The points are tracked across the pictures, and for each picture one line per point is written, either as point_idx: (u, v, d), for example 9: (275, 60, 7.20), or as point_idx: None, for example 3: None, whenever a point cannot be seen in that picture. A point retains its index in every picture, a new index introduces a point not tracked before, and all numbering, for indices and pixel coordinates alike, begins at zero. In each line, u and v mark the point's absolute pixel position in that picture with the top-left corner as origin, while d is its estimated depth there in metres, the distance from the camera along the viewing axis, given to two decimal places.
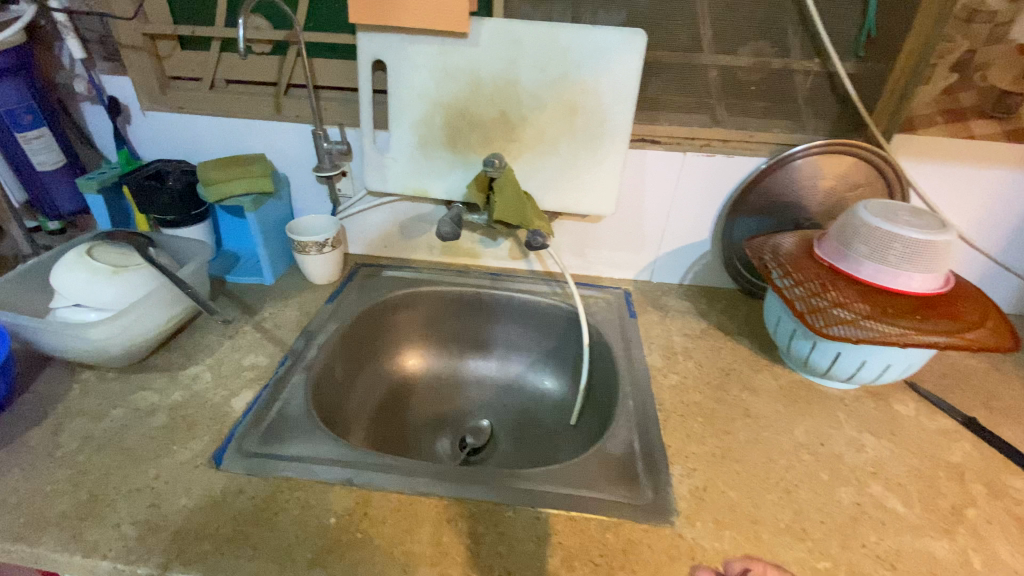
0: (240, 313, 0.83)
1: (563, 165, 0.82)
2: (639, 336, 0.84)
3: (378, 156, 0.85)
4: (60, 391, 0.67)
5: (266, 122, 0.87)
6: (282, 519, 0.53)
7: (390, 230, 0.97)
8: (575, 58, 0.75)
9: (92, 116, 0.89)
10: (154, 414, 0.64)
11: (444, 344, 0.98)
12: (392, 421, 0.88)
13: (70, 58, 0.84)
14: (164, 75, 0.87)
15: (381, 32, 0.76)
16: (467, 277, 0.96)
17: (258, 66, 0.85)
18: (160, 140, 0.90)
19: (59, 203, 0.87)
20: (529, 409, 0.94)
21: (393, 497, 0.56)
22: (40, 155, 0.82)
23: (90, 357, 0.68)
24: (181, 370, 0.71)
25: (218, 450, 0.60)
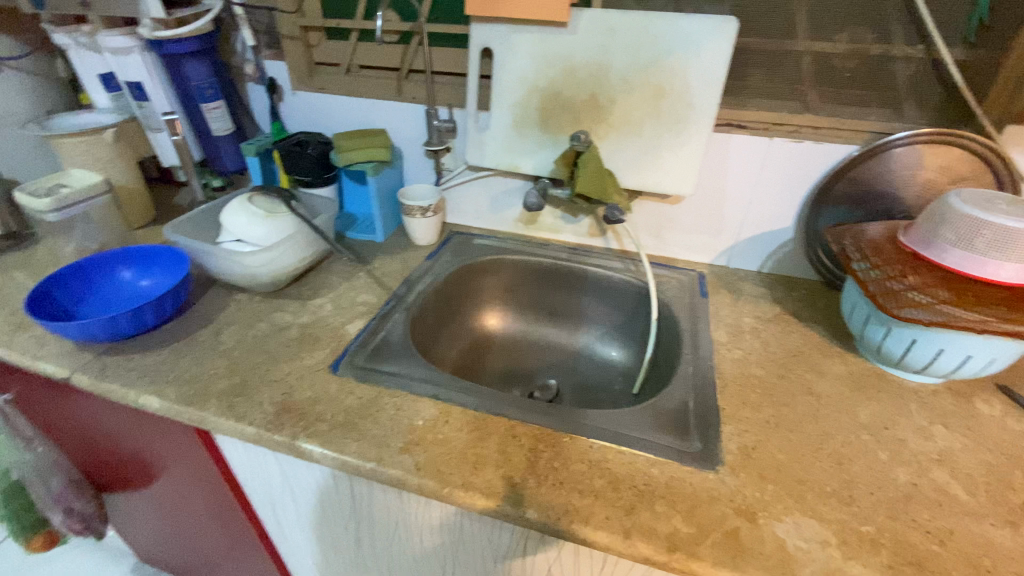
0: (355, 262, 0.98)
1: (646, 145, 0.88)
2: (708, 313, 0.87)
3: (479, 134, 0.96)
4: (221, 306, 0.85)
5: (387, 101, 1.01)
6: (379, 416, 0.65)
7: (481, 202, 1.08)
8: (665, 45, 0.80)
9: (255, 93, 1.09)
10: (288, 329, 0.81)
11: (522, 308, 1.07)
12: (470, 369, 0.99)
13: (243, 45, 1.04)
14: (311, 61, 1.04)
15: (491, 23, 0.87)
16: (546, 250, 1.04)
17: (386, 53, 0.99)
18: (304, 116, 1.09)
19: (227, 162, 1.08)
20: (595, 376, 1.00)
21: (469, 413, 0.66)
22: (218, 123, 1.02)
23: (245, 280, 0.86)
24: (309, 300, 0.87)
25: (335, 360, 0.74)
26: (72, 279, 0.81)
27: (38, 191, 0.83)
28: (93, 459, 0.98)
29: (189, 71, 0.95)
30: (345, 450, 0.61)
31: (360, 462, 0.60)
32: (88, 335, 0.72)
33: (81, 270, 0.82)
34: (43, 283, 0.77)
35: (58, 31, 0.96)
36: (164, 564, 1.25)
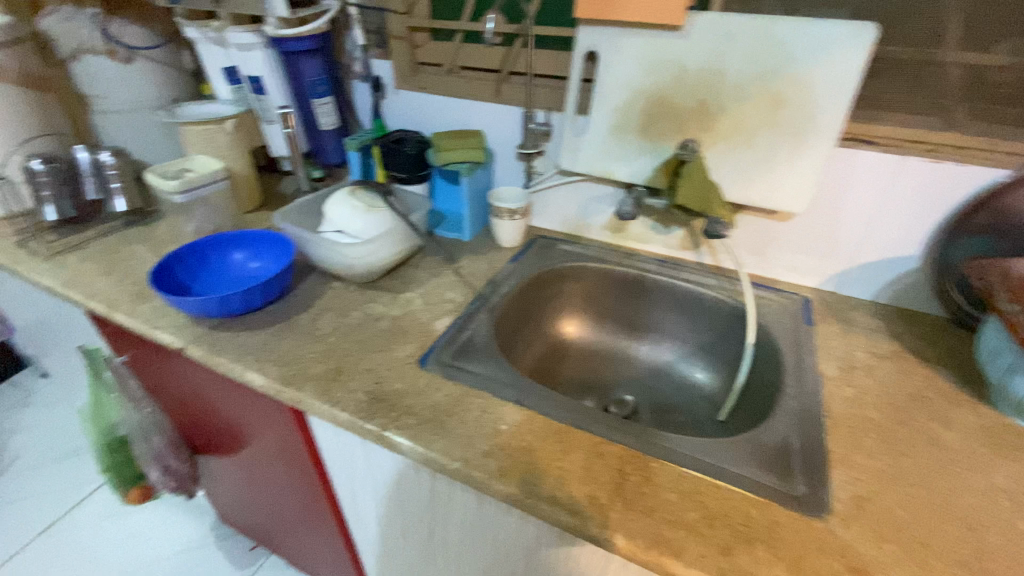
0: (443, 259, 1.00)
1: (758, 157, 0.82)
2: (813, 342, 0.80)
3: (575, 139, 0.95)
4: (319, 292, 0.90)
5: (485, 103, 1.02)
6: (465, 416, 0.65)
7: (570, 207, 1.06)
8: (789, 51, 0.75)
9: (361, 91, 1.13)
10: (380, 320, 0.83)
11: (601, 318, 1.04)
12: (546, 375, 0.97)
13: (351, 45, 1.06)
14: (415, 61, 1.07)
15: (600, 26, 0.85)
16: (633, 260, 1.00)
17: (488, 54, 1.00)
18: (404, 114, 1.12)
19: (329, 155, 1.13)
20: (676, 396, 0.95)
21: (554, 423, 0.65)
22: (325, 118, 1.07)
23: (341, 269, 0.90)
24: (399, 293, 0.90)
25: (422, 355, 0.76)
26: (193, 258, 0.88)
27: (167, 173, 0.89)
28: (190, 422, 1.06)
29: (303, 67, 1.01)
30: (432, 446, 0.62)
31: (446, 461, 0.60)
32: (204, 310, 0.78)
33: (199, 250, 0.89)
34: (169, 261, 0.84)
35: (192, 28, 1.04)
36: (242, 526, 1.33)
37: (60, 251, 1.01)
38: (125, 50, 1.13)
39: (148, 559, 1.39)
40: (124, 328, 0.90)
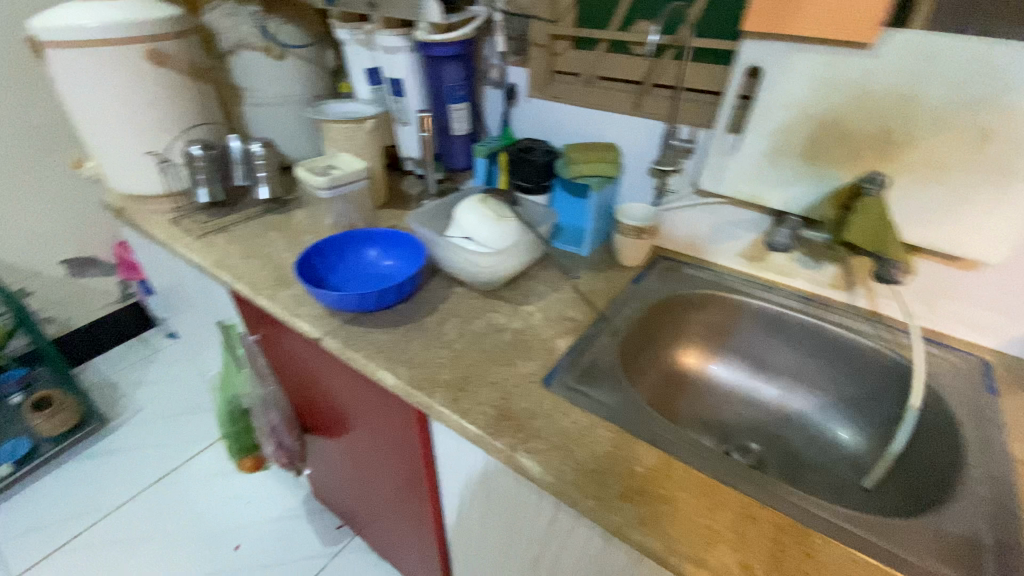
0: (563, 273, 0.97)
1: (949, 196, 0.72)
2: (1000, 417, 0.69)
3: (722, 158, 0.88)
4: (442, 296, 0.90)
5: (621, 116, 0.97)
6: (597, 450, 0.62)
7: (701, 230, 0.99)
8: (1013, 77, 0.64)
9: (492, 97, 1.14)
10: (503, 332, 0.82)
11: (726, 353, 0.97)
12: (665, 406, 0.90)
13: (491, 51, 1.08)
14: (551, 69, 1.05)
15: (770, 40, 0.77)
16: (773, 295, 0.92)
17: (632, 65, 0.95)
18: (532, 122, 1.10)
19: (456, 160, 1.15)
20: (810, 450, 0.87)
21: (695, 473, 0.60)
22: (459, 123, 1.09)
23: (467, 276, 0.90)
24: (521, 306, 0.88)
25: (547, 374, 0.73)
26: (332, 252, 0.92)
27: (315, 169, 0.93)
28: (306, 403, 1.11)
29: (445, 72, 1.02)
30: (565, 479, 0.59)
31: (579, 498, 0.57)
32: (342, 305, 0.81)
33: (338, 245, 0.93)
34: (313, 253, 0.88)
35: (343, 29, 1.08)
36: (334, 506, 1.39)
37: (211, 231, 1.09)
38: (279, 47, 1.21)
39: (247, 520, 1.49)
40: (264, 310, 0.95)
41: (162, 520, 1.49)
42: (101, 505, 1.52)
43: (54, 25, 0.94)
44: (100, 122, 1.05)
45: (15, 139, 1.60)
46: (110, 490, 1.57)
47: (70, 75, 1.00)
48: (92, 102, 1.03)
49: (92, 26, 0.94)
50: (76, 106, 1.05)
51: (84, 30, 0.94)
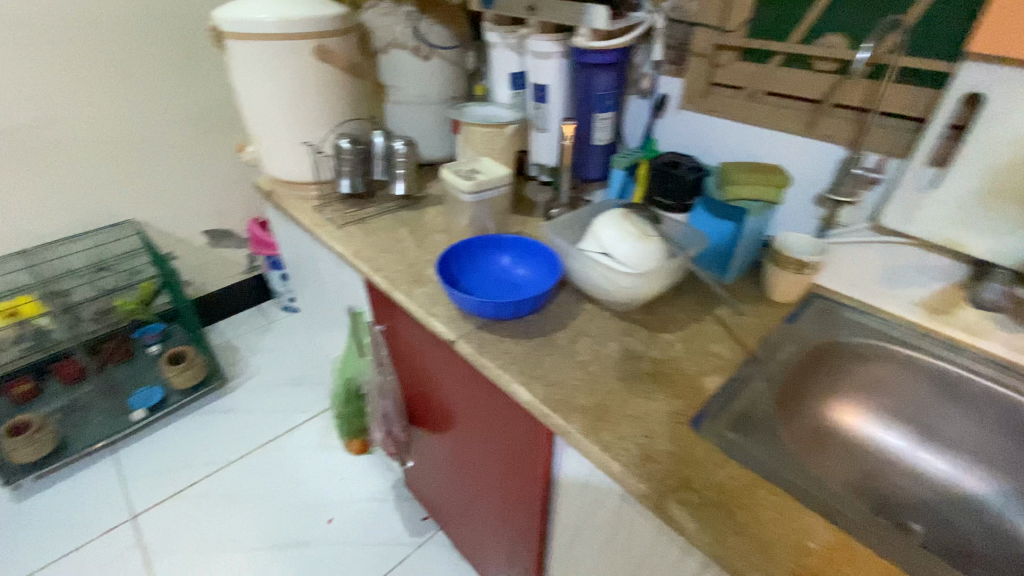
0: (704, 301, 0.89)
1: None
2: None
3: (915, 195, 0.80)
4: (573, 311, 0.86)
5: (791, 136, 0.90)
6: (761, 514, 0.55)
7: (873, 270, 0.89)
8: None
9: (636, 106, 1.10)
10: (641, 360, 0.76)
11: (886, 412, 0.85)
12: (811, 458, 0.80)
13: (644, 59, 1.04)
14: (708, 81, 0.98)
15: (1005, 64, 0.66)
16: (958, 358, 0.79)
17: (812, 81, 0.85)
18: (681, 136, 1.05)
19: (591, 170, 1.11)
20: (990, 539, 0.73)
21: (880, 560, 0.52)
22: (601, 132, 1.05)
23: (603, 296, 0.85)
24: (659, 333, 0.82)
25: (696, 415, 0.67)
26: (467, 257, 0.92)
27: (461, 172, 0.95)
28: (418, 399, 1.12)
29: (597, 80, 0.99)
30: (726, 543, 0.53)
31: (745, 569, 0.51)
32: (479, 311, 0.80)
33: (474, 250, 0.93)
34: (450, 256, 0.89)
35: (496, 32, 1.09)
36: (422, 497, 1.41)
37: (350, 222, 1.14)
38: (427, 48, 1.24)
39: (341, 496, 1.55)
40: (396, 304, 0.97)
41: (266, 482, 1.59)
42: (216, 458, 1.65)
43: (238, 18, 1.02)
44: (265, 111, 1.13)
45: (182, 120, 1.79)
46: (224, 446, 1.70)
47: (245, 66, 1.08)
48: (261, 92, 1.10)
49: (268, 20, 1.01)
50: (247, 96, 1.13)
51: (261, 24, 1.01)
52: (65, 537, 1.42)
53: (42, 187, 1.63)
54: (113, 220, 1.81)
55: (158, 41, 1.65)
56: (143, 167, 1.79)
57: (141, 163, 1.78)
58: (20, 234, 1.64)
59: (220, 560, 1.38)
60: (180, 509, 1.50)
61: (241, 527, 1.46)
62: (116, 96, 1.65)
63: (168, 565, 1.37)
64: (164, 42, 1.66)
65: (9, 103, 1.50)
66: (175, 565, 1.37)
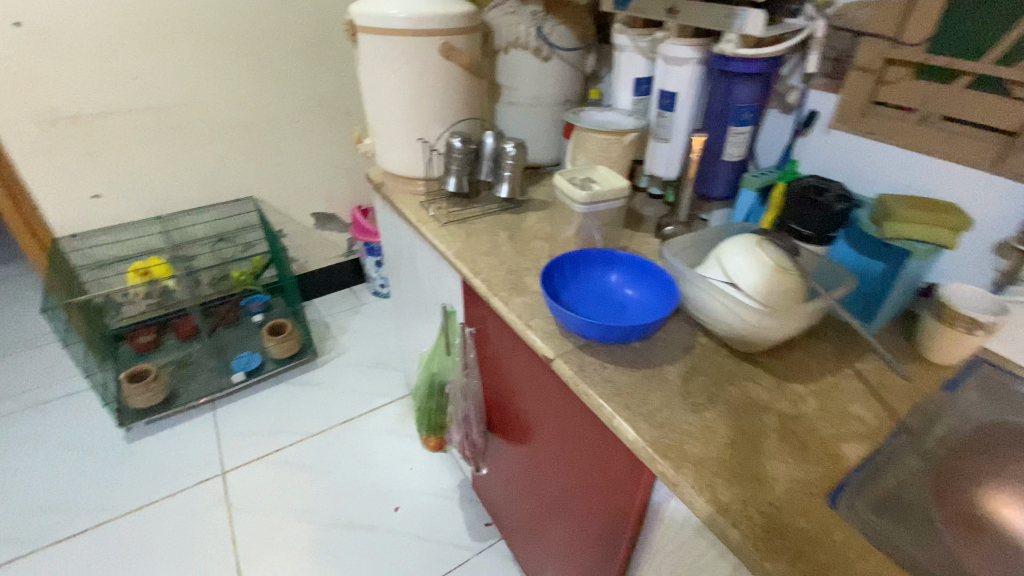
0: (841, 351, 0.79)
1: None
2: None
3: None
4: (686, 344, 0.78)
5: (972, 169, 0.76)
6: None
7: None
8: None
9: (776, 123, 1.00)
10: (766, 412, 0.67)
11: None
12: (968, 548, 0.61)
13: (793, 72, 0.94)
14: (870, 99, 0.86)
15: None
16: None
17: (1010, 109, 0.71)
18: (827, 159, 0.94)
19: (714, 189, 1.01)
20: None
21: None
22: (735, 148, 0.95)
23: (724, 330, 0.77)
24: (786, 382, 0.72)
25: (833, 488, 0.58)
26: (573, 268, 0.87)
27: (574, 182, 0.89)
28: (500, 408, 1.08)
29: (736, 91, 0.91)
30: None
31: None
32: (583, 332, 0.75)
33: (582, 261, 0.87)
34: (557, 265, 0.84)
35: (626, 36, 1.03)
36: (489, 506, 1.38)
37: (454, 221, 1.13)
38: (548, 49, 1.21)
39: (409, 486, 1.57)
40: (492, 310, 0.94)
41: (342, 460, 1.64)
42: (299, 429, 1.73)
43: (373, 13, 1.04)
44: (387, 105, 1.15)
45: (306, 107, 1.92)
46: (308, 418, 1.78)
47: (374, 61, 1.10)
48: (385, 86, 1.12)
49: (399, 15, 1.02)
50: (372, 90, 1.15)
51: (393, 19, 1.03)
52: (166, 481, 1.56)
53: (184, 161, 1.81)
54: (237, 196, 1.96)
55: (294, 33, 1.78)
56: (268, 149, 1.93)
57: (266, 145, 1.92)
58: (161, 202, 1.83)
59: (295, 529, 1.45)
60: (264, 473, 1.59)
61: (316, 500, 1.52)
62: (253, 82, 1.79)
63: (249, 525, 1.45)
64: (299, 35, 1.79)
65: (166, 84, 1.67)
66: (255, 525, 1.45)
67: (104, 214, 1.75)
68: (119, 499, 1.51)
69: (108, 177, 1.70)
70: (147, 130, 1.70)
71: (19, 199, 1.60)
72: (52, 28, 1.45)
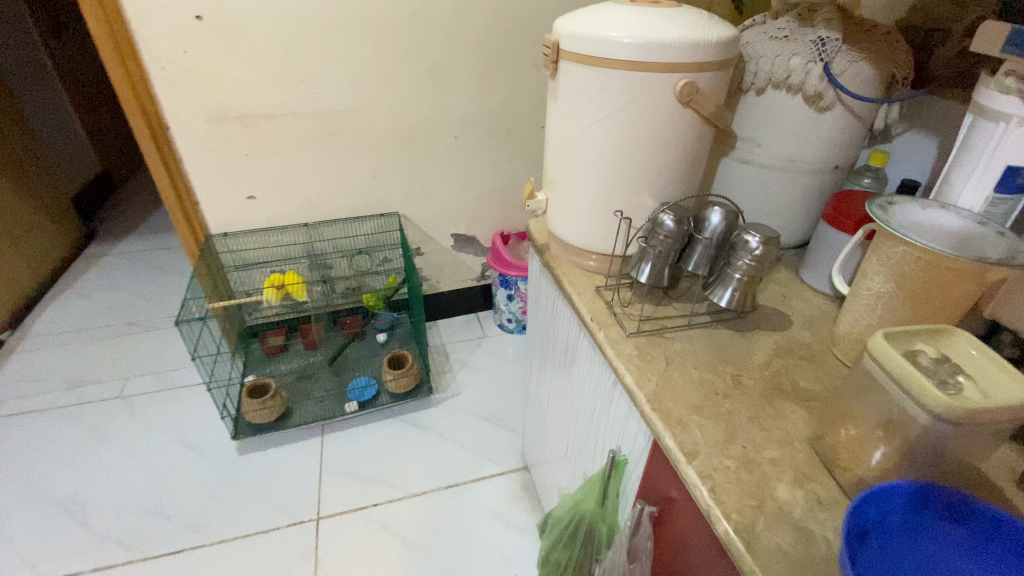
0: None
1: None
2: None
3: None
4: None
5: None
6: None
7: None
8: None
9: None
10: None
11: None
12: None
13: None
14: None
15: None
16: None
17: None
18: None
19: None
20: None
21: None
22: None
23: None
24: None
25: None
26: (949, 515, 0.49)
27: (930, 373, 0.49)
28: None
29: None
30: None
31: None
32: None
33: (1022, 550, 0.46)
34: (953, 501, 0.49)
35: (1016, 99, 0.61)
36: None
37: (648, 330, 0.80)
38: (833, 93, 0.79)
39: None
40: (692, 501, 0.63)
41: (439, 537, 1.42)
42: (401, 483, 1.54)
43: (586, 34, 0.73)
44: (580, 161, 0.84)
45: (466, 122, 1.73)
46: (411, 469, 1.58)
47: (575, 102, 0.80)
48: (583, 136, 0.81)
49: (627, 40, 0.70)
50: (562, 138, 0.85)
51: (612, 46, 0.71)
52: (264, 514, 1.46)
53: (337, 170, 1.70)
54: (382, 210, 1.83)
55: (469, 39, 1.58)
56: (420, 163, 1.77)
57: (420, 159, 1.76)
58: (309, 209, 1.74)
59: None
60: (357, 532, 1.42)
61: None
62: (417, 91, 1.63)
63: None
64: (473, 42, 1.59)
65: (332, 88, 1.55)
66: None
67: (255, 216, 1.70)
68: (218, 522, 1.44)
69: (264, 180, 1.64)
70: (306, 135, 1.60)
71: (181, 194, 1.59)
72: (233, 24, 1.38)
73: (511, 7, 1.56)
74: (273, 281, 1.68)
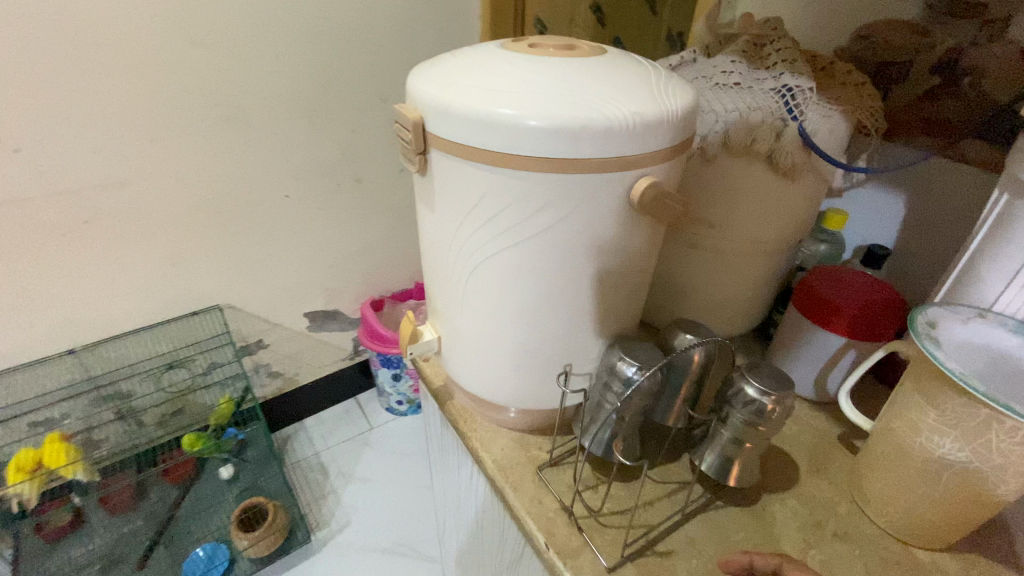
0: None
1: None
2: None
3: None
4: None
5: None
6: None
7: None
8: None
9: None
10: None
11: None
12: None
13: None
14: None
15: None
16: None
17: None
18: None
19: None
20: None
21: None
22: None
23: None
24: None
25: None
26: None
27: None
28: None
29: None
30: None
31: None
32: None
33: None
34: None
35: None
36: None
37: (633, 540, 0.53)
38: (806, 159, 0.58)
39: None
40: None
41: None
42: None
43: (460, 110, 0.42)
44: (485, 299, 0.53)
45: (299, 174, 1.27)
46: None
47: (464, 215, 0.48)
48: (484, 264, 0.50)
49: (536, 122, 0.40)
50: (450, 262, 0.53)
51: (511, 133, 0.41)
52: None
53: (105, 268, 1.15)
54: (194, 305, 1.32)
55: (279, 63, 1.12)
56: (238, 236, 1.27)
57: (239, 231, 1.27)
58: (72, 327, 1.18)
59: None
60: None
61: None
62: (211, 144, 1.13)
63: None
64: (288, 67, 1.14)
65: (63, 153, 1.00)
66: None
67: None
68: None
69: None
70: (32, 228, 1.04)
71: None
72: None
73: (328, 16, 1.12)
74: (23, 462, 1.15)
